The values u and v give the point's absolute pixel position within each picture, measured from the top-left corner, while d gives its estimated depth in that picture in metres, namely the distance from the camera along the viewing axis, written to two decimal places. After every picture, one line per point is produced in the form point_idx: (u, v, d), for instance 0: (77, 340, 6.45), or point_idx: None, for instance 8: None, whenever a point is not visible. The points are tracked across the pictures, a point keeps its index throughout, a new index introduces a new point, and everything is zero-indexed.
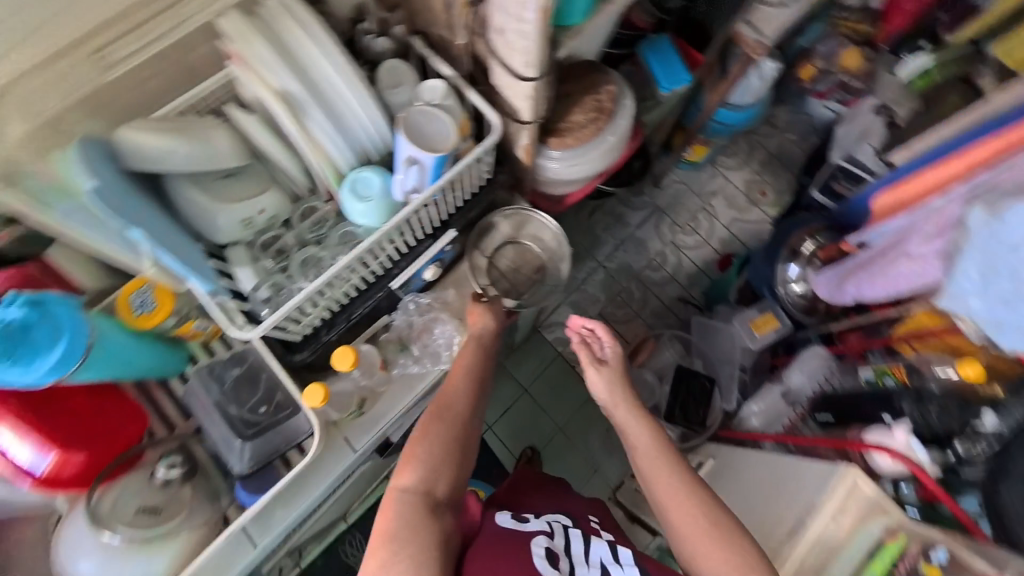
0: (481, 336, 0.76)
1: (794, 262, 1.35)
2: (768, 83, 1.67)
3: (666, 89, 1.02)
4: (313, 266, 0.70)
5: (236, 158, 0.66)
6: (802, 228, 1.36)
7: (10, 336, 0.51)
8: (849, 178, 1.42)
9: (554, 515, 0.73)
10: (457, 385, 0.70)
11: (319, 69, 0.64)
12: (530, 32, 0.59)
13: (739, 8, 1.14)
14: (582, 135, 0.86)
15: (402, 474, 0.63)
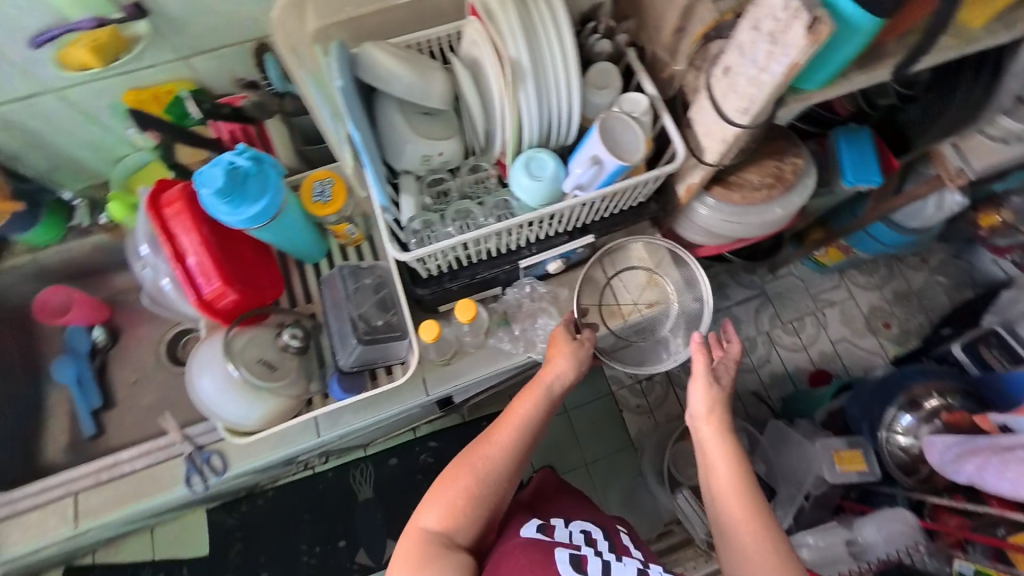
0: (547, 388, 0.72)
1: (910, 412, 1.20)
2: (944, 215, 1.52)
3: (848, 180, 0.95)
4: (463, 217, 0.75)
5: (442, 101, 0.72)
6: (931, 380, 1.22)
7: (234, 179, 0.59)
8: (1005, 352, 1.29)
9: (584, 524, 0.74)
10: (499, 438, 0.69)
11: (550, 45, 0.66)
12: (766, 83, 0.58)
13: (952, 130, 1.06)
14: (751, 195, 0.83)
15: (424, 512, 0.66)
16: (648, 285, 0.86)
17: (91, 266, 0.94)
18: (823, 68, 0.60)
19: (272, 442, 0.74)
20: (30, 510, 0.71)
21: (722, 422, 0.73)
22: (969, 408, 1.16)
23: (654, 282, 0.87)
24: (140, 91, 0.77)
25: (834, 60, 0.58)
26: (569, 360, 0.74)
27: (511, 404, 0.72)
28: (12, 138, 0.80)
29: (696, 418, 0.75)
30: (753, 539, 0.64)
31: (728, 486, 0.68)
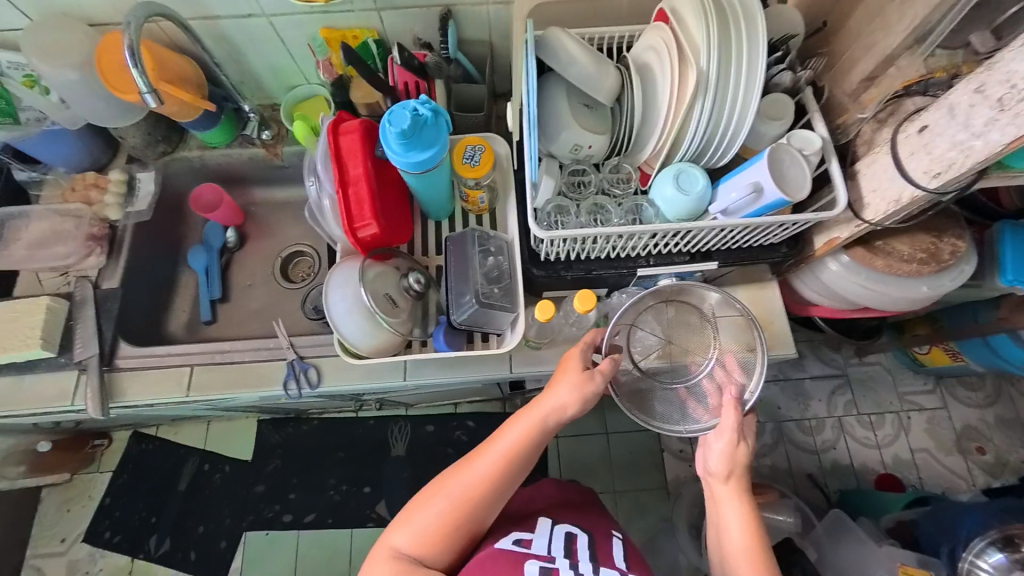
0: (544, 418, 0.70)
1: (1003, 550, 1.03)
2: None
3: (1008, 279, 0.86)
4: (595, 212, 0.76)
5: (608, 97, 0.73)
6: None
7: (417, 124, 0.64)
8: None
9: (570, 528, 0.76)
10: (477, 463, 0.69)
11: (739, 67, 0.65)
12: (976, 151, 0.54)
13: None
14: (897, 266, 0.77)
15: (394, 532, 0.67)
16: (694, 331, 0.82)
17: (241, 175, 1.05)
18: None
19: (363, 372, 0.79)
20: (155, 368, 0.81)
21: (738, 481, 0.69)
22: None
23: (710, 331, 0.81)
24: (333, 30, 0.86)
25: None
26: (577, 396, 0.71)
27: (500, 428, 0.72)
28: (220, 49, 0.91)
29: (717, 477, 0.71)
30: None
31: (743, 551, 0.65)
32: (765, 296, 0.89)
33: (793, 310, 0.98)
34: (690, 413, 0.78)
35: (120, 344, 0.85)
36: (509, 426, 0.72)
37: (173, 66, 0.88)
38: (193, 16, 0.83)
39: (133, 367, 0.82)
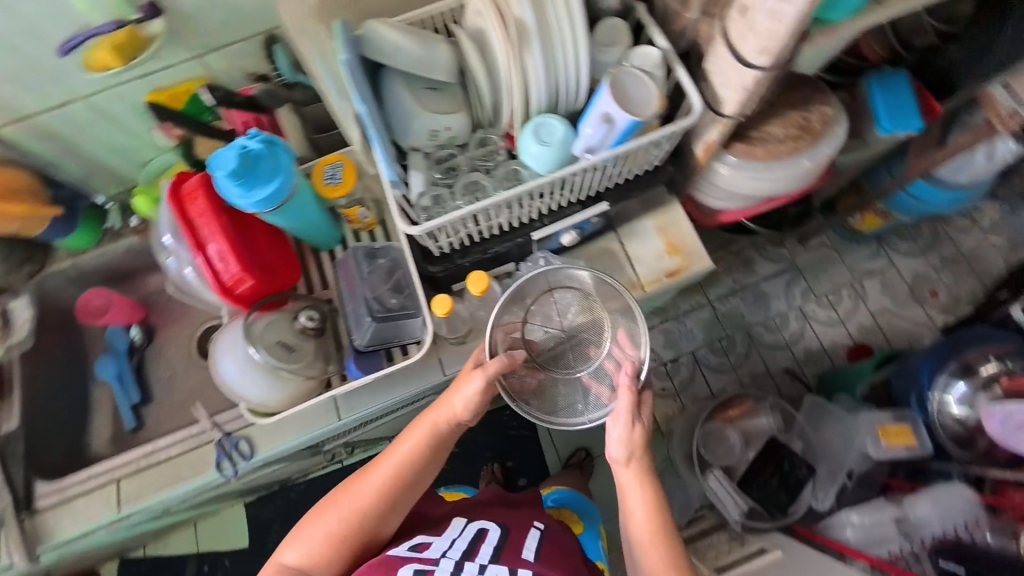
0: (435, 423, 0.73)
1: (964, 381, 1.12)
2: (996, 166, 1.39)
3: (885, 127, 0.88)
4: (472, 191, 0.73)
5: (448, 73, 0.70)
6: (988, 345, 1.15)
7: (246, 161, 0.59)
8: None
9: (485, 523, 0.79)
10: (371, 476, 0.72)
11: (554, 6, 0.63)
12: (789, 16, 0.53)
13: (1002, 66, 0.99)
14: (775, 151, 0.78)
15: (287, 548, 0.71)
16: (580, 311, 0.76)
17: (124, 268, 0.98)
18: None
19: (296, 426, 0.75)
20: (87, 493, 0.77)
21: (642, 468, 0.71)
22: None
23: (589, 309, 0.76)
24: (162, 92, 0.79)
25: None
26: (462, 401, 0.71)
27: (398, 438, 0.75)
28: (47, 148, 0.83)
29: (622, 462, 0.71)
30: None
31: (646, 533, 0.69)
32: (672, 218, 0.89)
33: (710, 222, 1.00)
34: (593, 403, 0.73)
35: (37, 484, 0.79)
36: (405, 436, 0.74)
37: (1, 182, 0.80)
38: (1, 123, 0.76)
39: (55, 503, 0.77)
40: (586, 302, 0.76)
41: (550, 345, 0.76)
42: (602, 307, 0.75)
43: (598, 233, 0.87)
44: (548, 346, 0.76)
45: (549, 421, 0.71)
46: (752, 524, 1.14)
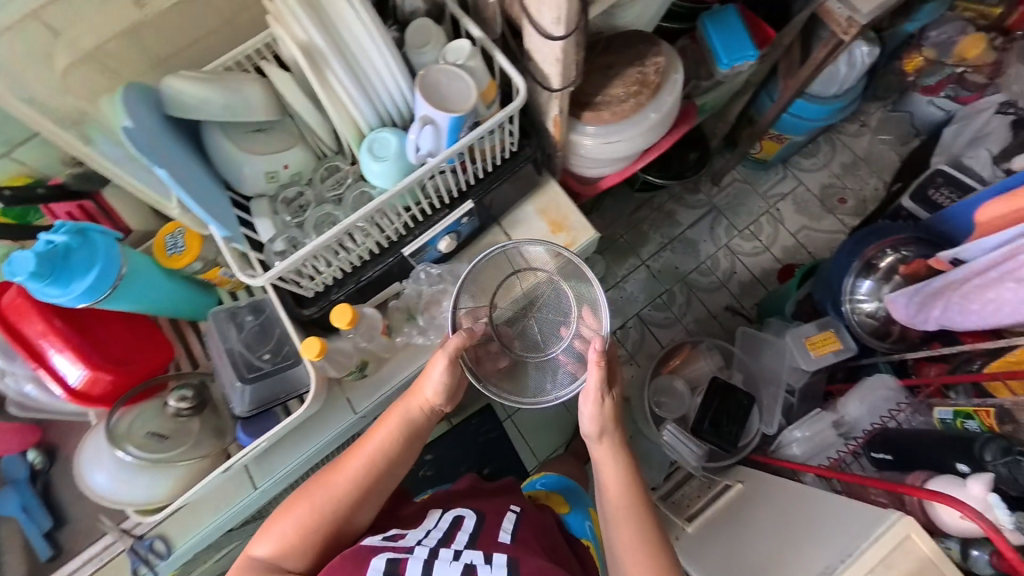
0: (408, 411, 0.72)
1: (868, 277, 1.24)
2: (858, 71, 1.50)
3: (725, 64, 0.90)
4: (325, 224, 0.68)
5: (266, 112, 0.65)
6: (885, 238, 1.25)
7: (53, 257, 0.55)
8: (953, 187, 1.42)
9: (462, 512, 0.78)
10: (347, 467, 0.69)
11: (347, 18, 0.58)
12: None
13: None
14: (620, 110, 0.79)
15: (257, 543, 0.66)
16: (536, 291, 0.80)
17: None
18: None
19: (208, 508, 0.72)
20: None
21: (615, 442, 0.75)
22: (916, 254, 1.20)
23: (550, 286, 0.80)
24: None
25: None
26: (430, 388, 0.71)
27: (372, 427, 0.72)
28: None
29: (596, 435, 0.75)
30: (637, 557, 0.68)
31: (617, 503, 0.73)
32: (550, 198, 0.89)
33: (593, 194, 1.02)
34: (565, 380, 0.77)
35: None
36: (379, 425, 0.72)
37: None
38: None
39: None
40: (541, 282, 0.80)
41: (515, 327, 0.80)
42: (555, 288, 0.80)
43: (480, 231, 0.85)
44: (512, 330, 0.80)
45: (522, 402, 0.74)
46: (715, 463, 1.20)
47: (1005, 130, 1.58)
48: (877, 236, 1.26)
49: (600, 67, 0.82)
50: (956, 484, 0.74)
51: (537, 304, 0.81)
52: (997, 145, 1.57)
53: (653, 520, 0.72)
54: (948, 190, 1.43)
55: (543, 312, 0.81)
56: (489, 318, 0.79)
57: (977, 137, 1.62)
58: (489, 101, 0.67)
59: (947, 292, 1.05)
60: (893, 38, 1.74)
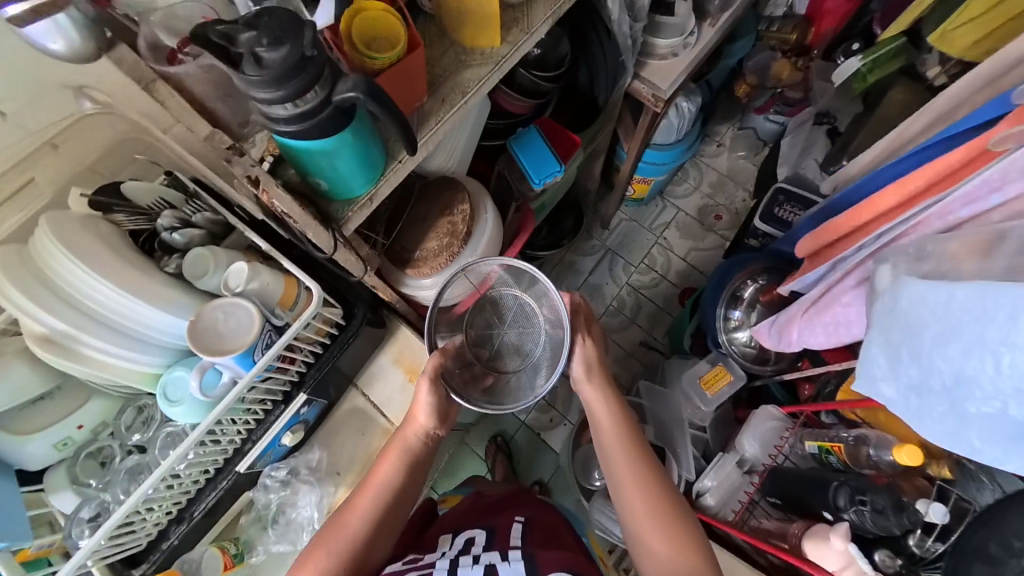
0: (402, 440, 0.77)
1: (737, 307, 1.36)
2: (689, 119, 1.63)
3: (539, 183, 0.98)
4: (136, 477, 0.64)
5: (42, 386, 0.60)
6: (742, 270, 1.36)
7: None
8: (795, 203, 1.55)
9: (478, 530, 0.81)
10: (365, 502, 0.72)
11: (92, 288, 0.57)
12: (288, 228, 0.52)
13: (619, 68, 1.07)
14: (436, 264, 0.82)
15: None
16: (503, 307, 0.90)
17: None
18: (354, 170, 0.55)
19: None
20: None
21: (601, 384, 0.85)
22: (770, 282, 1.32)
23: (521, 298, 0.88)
24: None
25: (352, 162, 0.54)
26: (424, 410, 0.77)
27: (375, 467, 0.76)
28: None
29: (585, 370, 0.85)
30: (636, 480, 0.75)
31: (612, 436, 0.80)
32: (401, 345, 0.90)
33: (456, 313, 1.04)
34: (545, 373, 0.84)
35: None
36: (384, 462, 0.76)
37: None
38: None
39: None
40: (510, 298, 0.89)
41: (495, 344, 0.90)
42: (529, 297, 0.88)
43: (332, 403, 0.85)
44: (492, 346, 0.90)
45: (512, 406, 0.81)
46: None
47: (824, 138, 1.75)
48: (738, 267, 1.37)
49: (414, 220, 0.85)
50: (822, 538, 0.81)
51: (512, 317, 0.89)
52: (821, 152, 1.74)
53: (646, 446, 0.80)
54: (791, 205, 1.57)
55: (514, 327, 0.89)
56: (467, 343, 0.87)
57: (805, 147, 1.80)
58: (290, 305, 0.67)
59: (796, 316, 1.09)
60: (717, 75, 1.93)
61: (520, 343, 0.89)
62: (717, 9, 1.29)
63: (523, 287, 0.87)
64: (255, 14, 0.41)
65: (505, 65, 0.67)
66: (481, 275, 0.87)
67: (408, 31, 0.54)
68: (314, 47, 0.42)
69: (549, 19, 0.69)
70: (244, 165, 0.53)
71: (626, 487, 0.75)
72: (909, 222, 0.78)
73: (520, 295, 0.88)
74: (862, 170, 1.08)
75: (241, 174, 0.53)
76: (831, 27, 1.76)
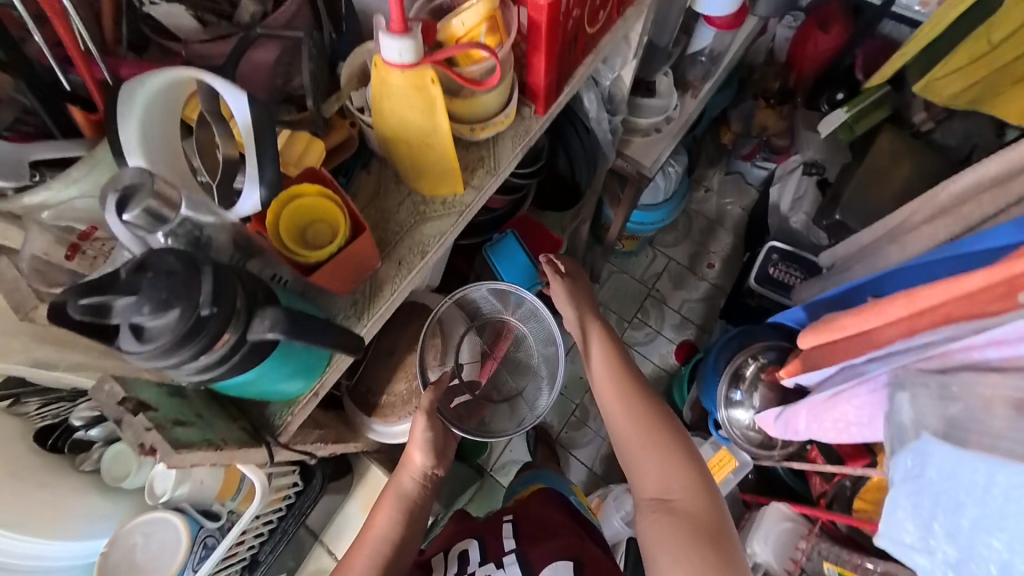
0: (397, 488, 0.69)
1: (739, 387, 1.24)
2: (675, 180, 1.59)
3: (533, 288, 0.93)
4: None
5: None
6: (741, 348, 1.27)
7: None
8: (794, 266, 1.45)
9: (467, 543, 0.83)
10: (361, 560, 0.66)
11: None
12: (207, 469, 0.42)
13: (601, 159, 1.01)
14: (405, 414, 0.74)
15: None
16: (498, 338, 0.84)
17: None
18: (293, 377, 0.47)
19: None
20: None
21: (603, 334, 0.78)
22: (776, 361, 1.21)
23: (508, 323, 0.85)
24: None
25: (288, 374, 0.46)
26: (418, 448, 0.69)
27: (369, 522, 0.69)
28: None
29: (579, 313, 0.80)
30: (633, 424, 0.70)
31: (602, 368, 0.75)
32: (372, 487, 0.81)
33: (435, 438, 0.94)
34: (546, 393, 0.83)
35: None
36: (376, 516, 0.68)
37: None
38: None
39: None
40: (497, 326, 0.85)
41: (485, 370, 0.83)
42: (520, 317, 0.84)
43: (296, 564, 0.77)
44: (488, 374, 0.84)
45: (514, 433, 0.77)
46: None
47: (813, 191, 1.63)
48: (735, 343, 1.28)
49: (382, 356, 0.78)
50: None
51: (504, 347, 0.85)
52: (812, 206, 1.63)
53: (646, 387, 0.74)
54: (785, 263, 1.47)
55: (507, 351, 0.85)
56: (459, 375, 0.81)
57: (794, 200, 1.65)
58: (231, 494, 0.58)
59: (806, 410, 0.98)
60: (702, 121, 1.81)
61: (513, 368, 0.86)
62: (698, 79, 1.23)
63: (509, 309, 0.84)
64: (134, 269, 0.33)
65: (470, 212, 0.59)
66: (467, 300, 0.82)
67: (349, 216, 0.47)
68: (211, 302, 0.34)
69: (517, 154, 0.61)
70: (136, 429, 0.38)
71: (622, 431, 0.71)
72: (925, 348, 0.69)
73: (508, 320, 0.84)
74: (864, 256, 1.02)
75: (134, 441, 0.38)
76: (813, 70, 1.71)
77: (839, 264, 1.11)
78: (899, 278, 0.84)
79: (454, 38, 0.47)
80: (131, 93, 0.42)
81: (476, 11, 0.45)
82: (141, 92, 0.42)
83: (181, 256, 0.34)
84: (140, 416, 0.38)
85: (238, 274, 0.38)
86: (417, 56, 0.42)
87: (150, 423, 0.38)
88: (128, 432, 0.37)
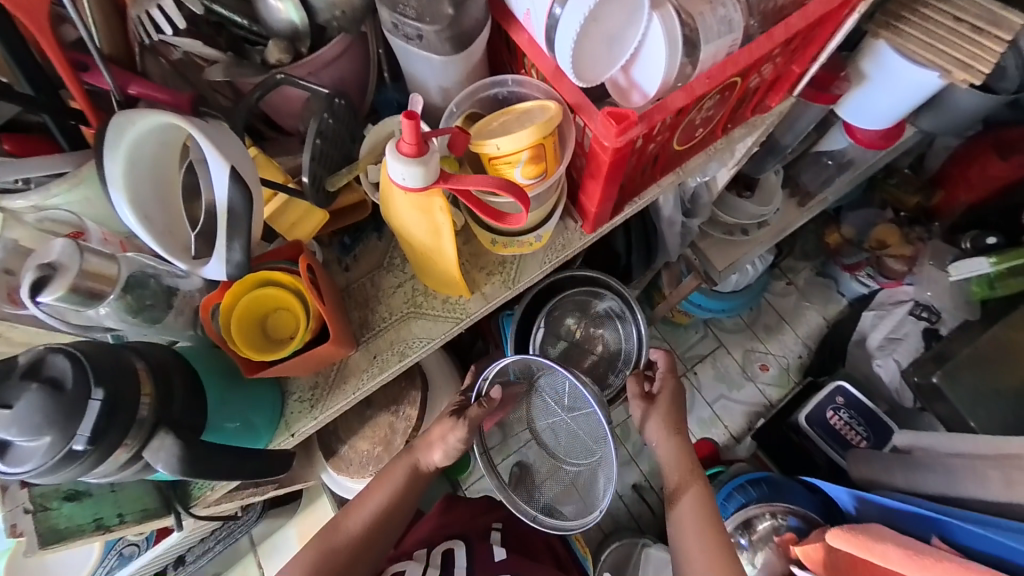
0: (413, 462, 0.62)
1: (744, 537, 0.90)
2: (761, 270, 1.13)
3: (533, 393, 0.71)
4: None
5: None
6: (761, 499, 0.93)
7: None
8: (864, 419, 1.02)
9: (449, 540, 0.72)
10: (361, 517, 0.60)
11: None
12: (104, 537, 0.43)
13: (662, 251, 0.84)
14: (362, 476, 0.71)
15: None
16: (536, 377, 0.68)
17: None
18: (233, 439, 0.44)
19: None
20: None
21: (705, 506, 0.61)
22: (802, 535, 0.86)
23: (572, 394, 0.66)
24: None
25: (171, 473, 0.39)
26: (440, 449, 0.61)
27: (374, 481, 0.62)
28: None
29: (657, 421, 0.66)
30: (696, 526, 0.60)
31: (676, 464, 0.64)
32: (314, 518, 0.80)
33: (449, 497, 0.81)
34: (549, 488, 0.71)
35: None
36: (379, 487, 0.61)
37: None
38: None
39: None
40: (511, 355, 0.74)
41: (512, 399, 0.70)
42: (584, 411, 0.66)
43: (225, 565, 0.79)
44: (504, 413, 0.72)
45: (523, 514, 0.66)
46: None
47: (917, 341, 1.06)
48: (759, 490, 0.95)
49: (357, 404, 0.73)
50: None
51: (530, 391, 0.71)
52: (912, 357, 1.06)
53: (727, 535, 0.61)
54: (850, 415, 1.03)
55: (536, 394, 0.71)
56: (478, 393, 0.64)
57: (886, 339, 1.08)
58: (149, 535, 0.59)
59: None
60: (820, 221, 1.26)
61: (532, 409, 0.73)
62: (814, 185, 0.98)
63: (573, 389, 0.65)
64: (27, 372, 0.30)
65: (469, 321, 0.51)
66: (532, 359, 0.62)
67: (314, 320, 0.42)
68: (90, 438, 0.30)
69: (544, 271, 0.52)
70: (18, 506, 0.39)
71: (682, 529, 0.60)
72: None
73: (564, 384, 0.66)
74: (947, 471, 0.72)
75: (9, 519, 0.39)
76: (969, 195, 1.00)
77: (911, 458, 0.80)
78: (971, 534, 0.59)
79: (485, 156, 0.38)
80: (120, 128, 0.38)
81: (517, 138, 0.36)
82: (132, 128, 0.38)
83: (77, 366, 0.30)
84: (27, 492, 0.40)
85: (129, 359, 0.34)
86: (426, 183, 0.35)
87: (33, 506, 0.40)
88: (7, 510, 0.39)
